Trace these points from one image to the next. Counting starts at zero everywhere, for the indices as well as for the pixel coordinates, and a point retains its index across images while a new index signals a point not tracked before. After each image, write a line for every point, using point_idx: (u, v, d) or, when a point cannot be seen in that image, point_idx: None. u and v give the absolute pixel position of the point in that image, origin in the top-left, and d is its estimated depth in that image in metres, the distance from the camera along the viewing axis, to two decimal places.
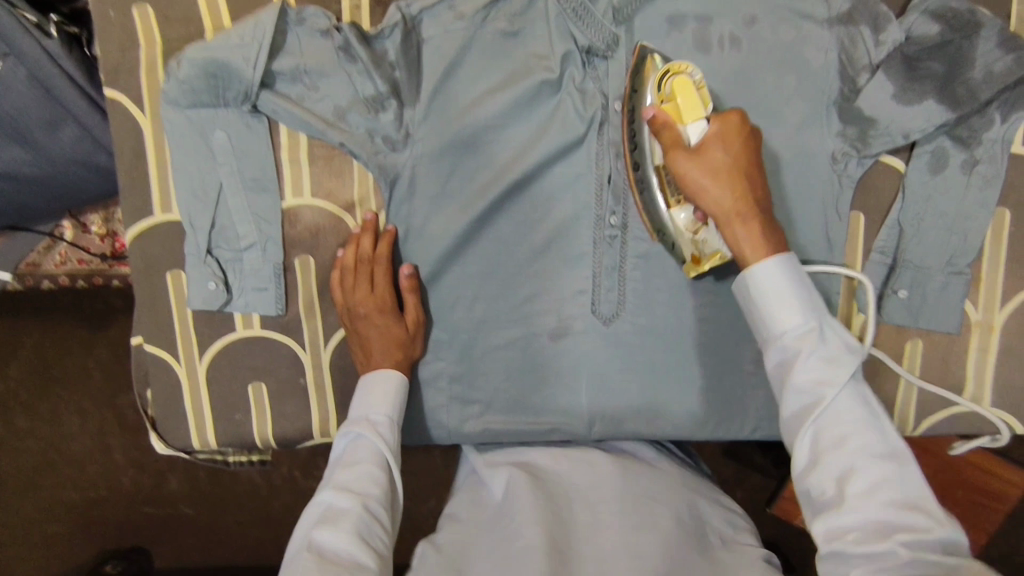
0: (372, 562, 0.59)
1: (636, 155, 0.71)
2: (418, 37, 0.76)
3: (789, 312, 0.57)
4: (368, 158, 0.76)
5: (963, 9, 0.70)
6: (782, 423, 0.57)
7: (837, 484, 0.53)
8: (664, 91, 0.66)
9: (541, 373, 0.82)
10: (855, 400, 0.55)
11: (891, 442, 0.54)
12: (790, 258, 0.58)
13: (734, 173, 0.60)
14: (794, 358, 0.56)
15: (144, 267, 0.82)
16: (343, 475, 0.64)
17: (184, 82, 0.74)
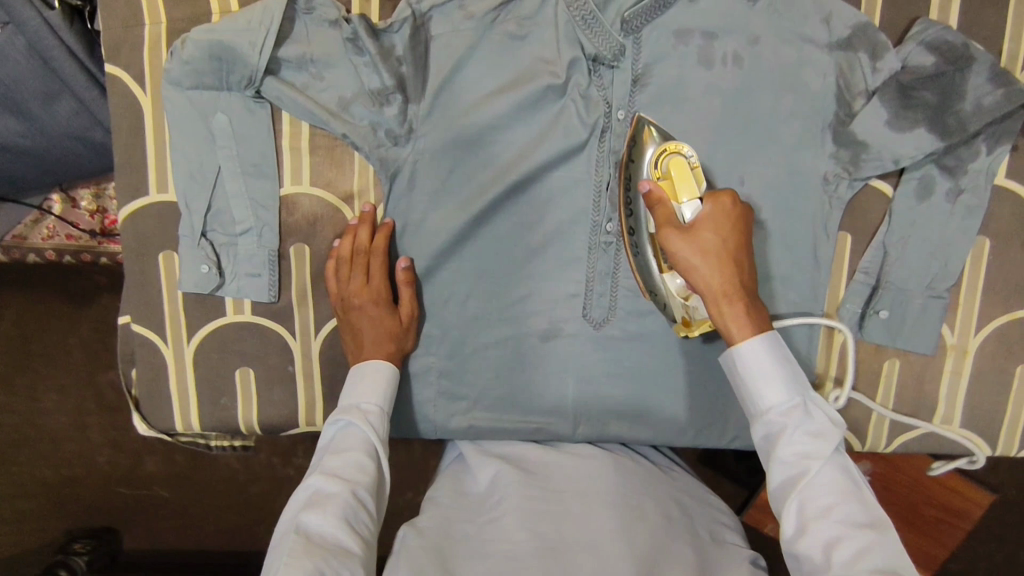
0: (357, 546, 0.60)
1: (631, 223, 0.73)
2: (426, 33, 0.76)
3: (775, 389, 0.59)
4: (370, 151, 0.77)
5: (958, 42, 0.72)
6: (771, 495, 0.59)
7: (823, 551, 0.54)
8: (661, 168, 0.69)
9: (529, 372, 0.83)
10: (839, 473, 0.57)
11: (873, 511, 0.55)
12: (775, 337, 0.61)
13: (724, 256, 0.63)
14: (781, 433, 0.58)
15: (136, 246, 0.82)
16: (333, 462, 0.65)
17: (189, 63, 0.74)
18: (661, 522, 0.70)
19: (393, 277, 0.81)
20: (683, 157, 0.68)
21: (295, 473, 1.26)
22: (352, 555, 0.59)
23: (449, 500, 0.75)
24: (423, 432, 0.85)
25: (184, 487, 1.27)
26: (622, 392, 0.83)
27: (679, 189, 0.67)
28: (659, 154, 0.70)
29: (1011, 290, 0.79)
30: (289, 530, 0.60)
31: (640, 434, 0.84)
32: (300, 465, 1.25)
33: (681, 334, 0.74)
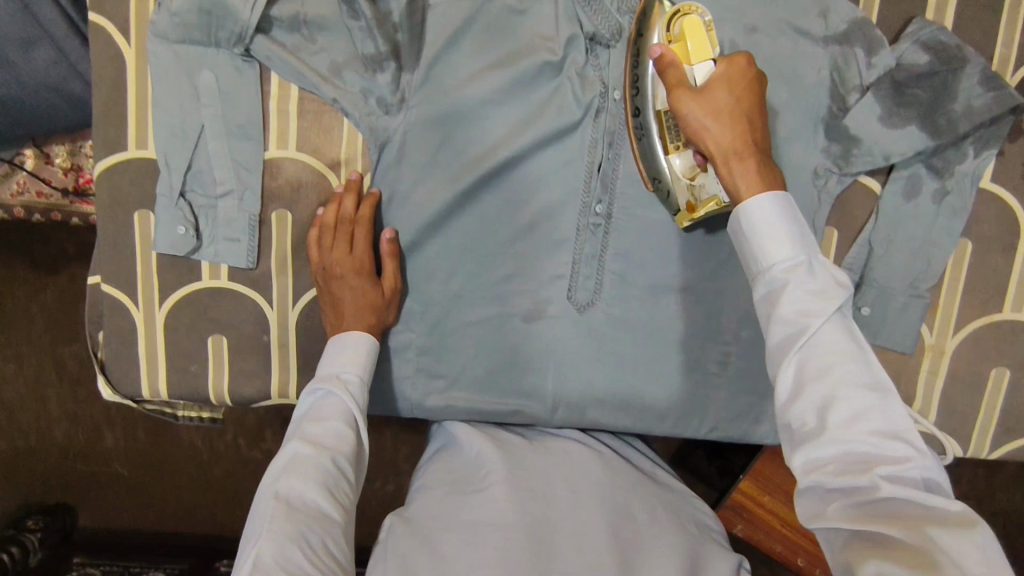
0: (337, 513, 0.60)
1: (637, 102, 0.70)
2: (424, 1, 0.74)
3: (778, 245, 0.54)
4: (359, 119, 0.75)
5: (952, 44, 0.73)
6: (767, 355, 0.54)
7: (818, 416, 0.50)
8: (673, 32, 0.66)
9: (510, 353, 0.82)
10: (841, 334, 0.51)
11: (878, 374, 0.50)
12: (785, 196, 0.56)
13: (735, 114, 0.60)
14: (782, 289, 0.53)
15: (110, 202, 0.79)
16: (313, 428, 0.65)
17: (177, 15, 0.72)
18: (648, 522, 0.70)
19: (377, 248, 0.79)
20: (696, 18, 0.65)
21: (262, 456, 1.22)
22: (333, 524, 0.59)
23: (433, 482, 0.75)
24: (399, 408, 0.83)
25: (147, 464, 1.23)
26: (603, 377, 0.82)
27: (690, 49, 0.64)
28: (670, 21, 0.67)
29: (990, 293, 0.80)
30: (267, 496, 0.59)
31: (619, 421, 0.83)
32: (269, 448, 1.22)
33: (685, 223, 0.72)
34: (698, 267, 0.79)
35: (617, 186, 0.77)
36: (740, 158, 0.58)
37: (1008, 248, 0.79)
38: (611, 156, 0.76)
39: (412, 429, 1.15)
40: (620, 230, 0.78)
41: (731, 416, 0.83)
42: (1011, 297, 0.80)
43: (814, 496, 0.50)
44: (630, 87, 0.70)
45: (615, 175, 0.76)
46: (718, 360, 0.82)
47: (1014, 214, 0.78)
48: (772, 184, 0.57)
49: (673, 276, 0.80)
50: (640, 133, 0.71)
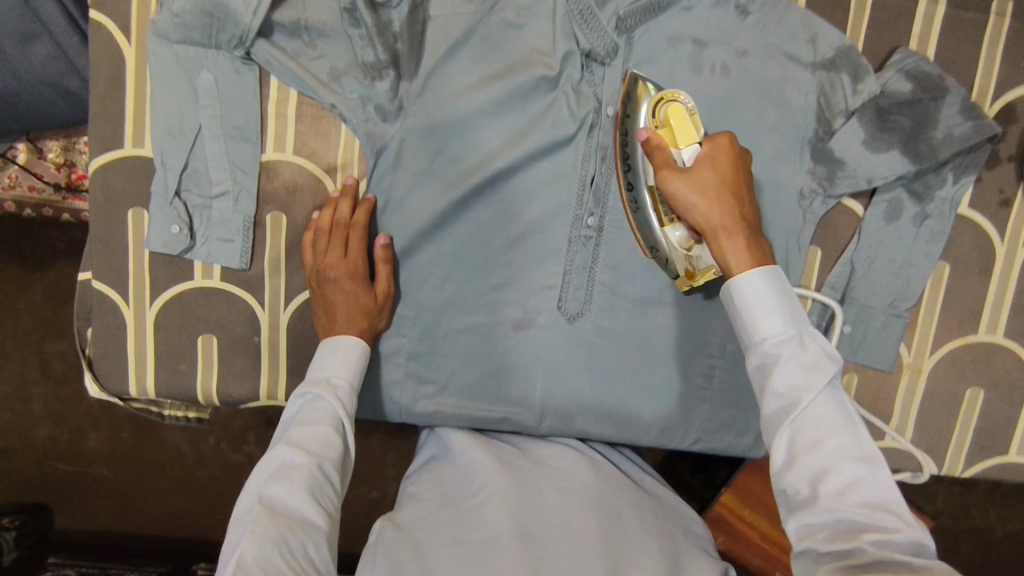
0: (322, 519, 0.60)
1: (630, 177, 0.73)
2: (424, 12, 0.75)
3: (769, 320, 0.56)
4: (357, 124, 0.76)
5: (934, 73, 0.75)
6: (763, 425, 0.56)
7: (810, 486, 0.52)
8: (659, 116, 0.70)
9: (499, 361, 0.83)
10: (832, 407, 0.54)
11: (868, 446, 0.53)
12: (776, 271, 0.58)
13: (722, 192, 0.61)
14: (773, 364, 0.55)
15: (103, 200, 0.79)
16: (299, 433, 0.65)
17: (178, 16, 0.72)
18: (636, 528, 0.71)
19: (371, 254, 0.80)
20: (681, 106, 0.69)
21: (245, 460, 1.22)
22: (315, 528, 0.59)
23: (422, 490, 0.76)
24: (387, 412, 0.84)
25: (128, 465, 1.22)
26: (590, 388, 0.83)
27: (676, 136, 0.67)
28: (655, 105, 0.70)
29: (966, 315, 0.82)
30: (251, 501, 0.59)
31: (604, 430, 0.84)
32: (251, 452, 1.22)
33: (685, 286, 0.75)
34: (686, 281, 0.81)
35: (608, 200, 0.78)
36: (729, 236, 0.60)
37: (983, 271, 0.81)
38: (604, 170, 0.77)
39: (398, 434, 1.15)
40: (610, 243, 0.79)
41: (715, 428, 0.85)
42: (986, 319, 0.82)
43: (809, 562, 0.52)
44: (623, 165, 0.74)
45: (608, 189, 0.78)
46: (703, 373, 0.83)
47: (990, 239, 0.81)
48: (761, 262, 0.59)
49: (661, 290, 0.81)
50: (637, 207, 0.74)
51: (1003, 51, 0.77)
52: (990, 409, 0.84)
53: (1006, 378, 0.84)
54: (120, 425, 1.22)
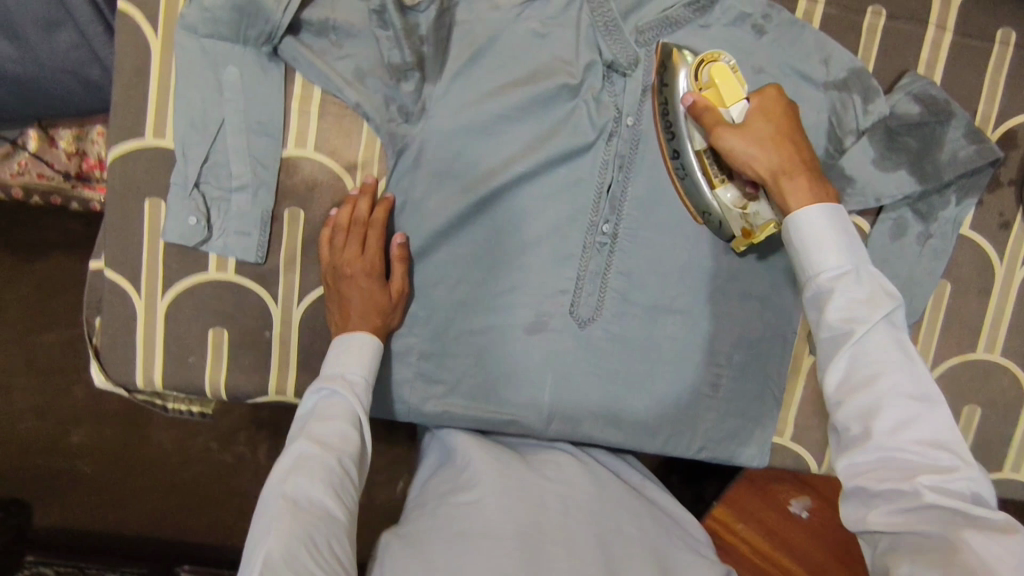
0: (342, 512, 0.60)
1: (673, 145, 0.75)
2: (451, 17, 0.77)
3: (828, 254, 0.58)
4: (380, 124, 0.77)
5: (941, 98, 0.78)
6: (817, 359, 0.59)
7: (864, 420, 0.54)
8: (702, 79, 0.72)
9: (509, 364, 0.83)
10: (890, 342, 0.55)
11: (925, 385, 0.54)
12: (833, 207, 0.60)
13: (777, 139, 0.67)
14: (829, 296, 0.57)
15: (121, 189, 0.79)
16: (318, 428, 0.65)
17: (209, 10, 0.73)
18: (640, 536, 0.72)
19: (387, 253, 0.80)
20: (722, 64, 0.72)
21: (233, 461, 1.21)
22: (338, 522, 0.59)
23: (426, 497, 0.75)
24: (396, 411, 0.84)
25: (115, 463, 1.21)
26: (598, 393, 0.84)
27: (722, 92, 0.70)
28: (696, 69, 0.73)
29: (964, 332, 0.85)
30: (272, 496, 0.59)
31: (610, 436, 0.85)
32: (240, 453, 1.21)
33: (741, 247, 0.78)
34: (696, 291, 0.83)
35: (624, 208, 0.80)
36: (791, 177, 0.64)
37: (982, 290, 0.84)
38: (621, 178, 0.79)
39: (390, 437, 1.17)
40: (623, 251, 0.81)
41: (719, 436, 0.86)
42: (985, 338, 0.85)
43: (859, 499, 0.55)
44: (664, 132, 0.76)
45: (623, 197, 0.80)
46: (709, 382, 0.85)
47: (990, 259, 0.83)
48: (824, 198, 0.62)
49: (672, 298, 0.83)
50: (684, 174, 0.76)
51: (1006, 79, 0.80)
52: (985, 426, 0.87)
53: (1002, 395, 0.86)
54: (105, 422, 1.21)
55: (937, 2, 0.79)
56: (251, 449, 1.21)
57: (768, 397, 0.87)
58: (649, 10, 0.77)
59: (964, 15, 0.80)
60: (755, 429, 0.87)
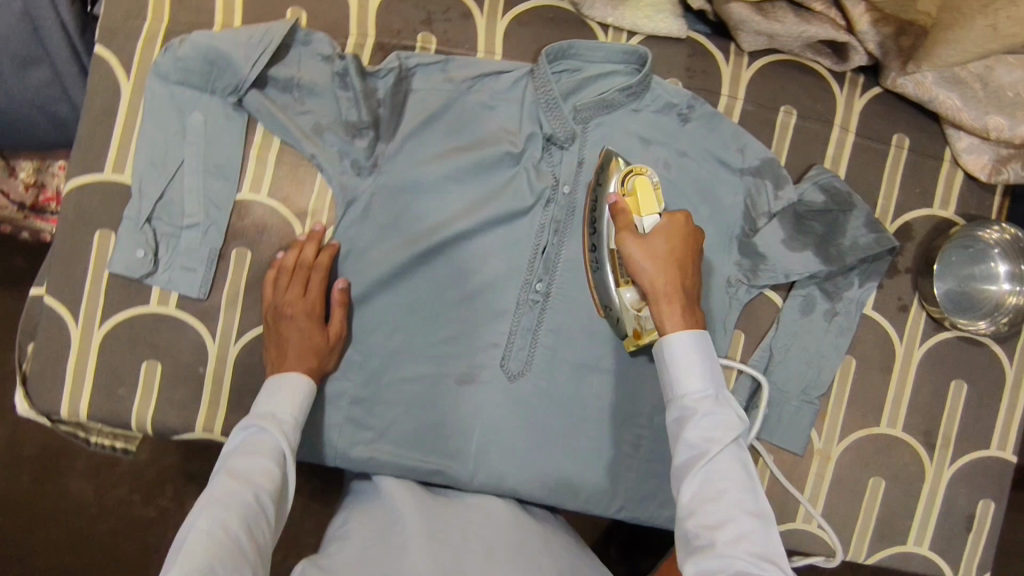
0: (250, 548, 0.60)
1: (593, 240, 0.82)
2: (408, 86, 0.84)
3: (695, 378, 0.67)
4: (333, 176, 0.82)
5: (844, 189, 0.87)
6: (675, 469, 0.67)
7: (710, 532, 0.62)
8: (626, 186, 0.79)
9: (439, 413, 0.86)
10: (734, 464, 0.65)
11: (760, 505, 0.64)
12: (703, 336, 0.69)
13: (669, 261, 0.72)
14: (691, 417, 0.66)
15: (74, 219, 0.82)
16: (240, 463, 0.65)
17: (181, 60, 0.78)
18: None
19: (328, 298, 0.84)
20: (646, 177, 0.78)
21: (156, 515, 1.17)
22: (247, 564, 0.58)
23: (348, 531, 0.76)
24: (323, 454, 0.85)
25: (27, 509, 1.15)
26: (522, 447, 0.87)
27: (640, 205, 0.76)
28: (624, 177, 0.80)
29: (868, 407, 0.91)
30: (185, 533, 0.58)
31: (533, 490, 0.87)
32: (165, 506, 1.17)
33: (631, 346, 0.83)
34: (621, 353, 0.88)
35: (557, 269, 0.86)
36: (664, 303, 0.70)
37: (884, 368, 0.91)
38: (555, 242, 0.85)
39: (320, 495, 1.15)
40: (554, 310, 0.86)
41: (639, 497, 0.89)
42: (887, 413, 0.91)
43: None
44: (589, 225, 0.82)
45: (557, 259, 0.86)
46: (631, 442, 0.89)
47: (890, 339, 0.91)
48: (692, 326, 0.70)
49: (598, 358, 0.88)
50: (596, 266, 0.83)
51: (900, 179, 0.90)
52: (889, 498, 0.91)
53: (904, 469, 0.91)
54: (16, 467, 1.16)
55: (841, 107, 0.89)
56: (178, 503, 1.17)
57: None
58: (587, 94, 0.85)
59: (864, 120, 0.90)
60: (673, 491, 0.90)
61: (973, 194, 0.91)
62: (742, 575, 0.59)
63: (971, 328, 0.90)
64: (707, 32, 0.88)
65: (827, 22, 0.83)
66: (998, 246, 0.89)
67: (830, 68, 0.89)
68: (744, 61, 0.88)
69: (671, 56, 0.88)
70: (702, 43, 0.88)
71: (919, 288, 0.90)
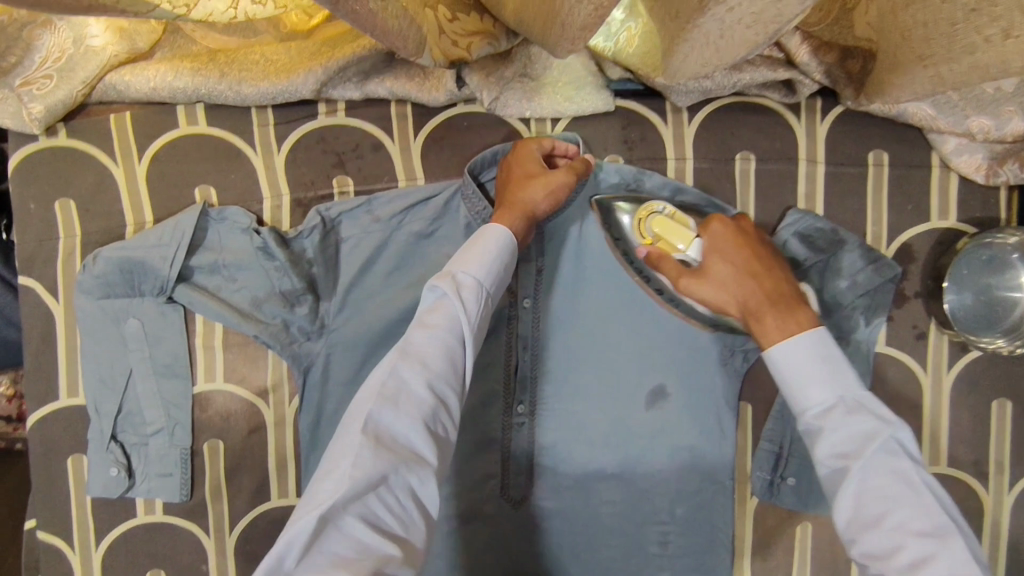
0: (430, 453, 0.55)
1: (655, 287, 0.78)
2: (336, 236, 0.79)
3: (812, 390, 0.61)
4: (281, 349, 0.76)
5: (826, 229, 0.79)
6: (827, 496, 0.60)
7: (880, 563, 0.54)
8: (647, 233, 0.73)
9: (449, 556, 0.82)
10: (886, 477, 0.56)
11: (935, 520, 0.54)
12: (808, 337, 0.63)
13: (741, 275, 0.69)
14: (819, 434, 0.60)
15: (44, 451, 0.81)
16: (417, 337, 0.58)
17: (101, 277, 0.76)
18: None
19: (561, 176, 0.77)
20: (659, 214, 0.73)
21: None
22: (425, 470, 0.55)
23: None
24: None
25: None
26: (542, 569, 0.83)
27: (671, 241, 0.71)
28: (637, 222, 0.74)
29: None
30: (363, 403, 0.55)
31: None
32: None
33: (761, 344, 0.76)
34: (623, 452, 0.82)
35: (536, 384, 0.81)
36: (758, 318, 0.66)
37: (914, 404, 0.83)
38: (528, 357, 0.79)
39: None
40: (543, 427, 0.82)
41: None
42: (928, 451, 0.83)
43: None
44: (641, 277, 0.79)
45: (535, 374, 0.81)
46: (657, 540, 0.83)
47: (914, 372, 0.83)
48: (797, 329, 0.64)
49: (602, 463, 0.82)
50: (676, 303, 0.78)
51: (887, 198, 0.82)
52: None
53: (961, 507, 0.82)
54: None
55: (803, 139, 0.81)
56: None
57: (718, 547, 0.84)
58: None
59: (831, 146, 0.81)
60: None
61: (973, 194, 0.82)
62: None
63: (986, 345, 0.79)
64: (642, 89, 0.81)
65: (762, 63, 0.76)
66: (1017, 249, 0.79)
67: (781, 100, 0.80)
68: (685, 118, 0.81)
69: (605, 131, 0.81)
70: (633, 109, 0.81)
71: (932, 312, 0.82)
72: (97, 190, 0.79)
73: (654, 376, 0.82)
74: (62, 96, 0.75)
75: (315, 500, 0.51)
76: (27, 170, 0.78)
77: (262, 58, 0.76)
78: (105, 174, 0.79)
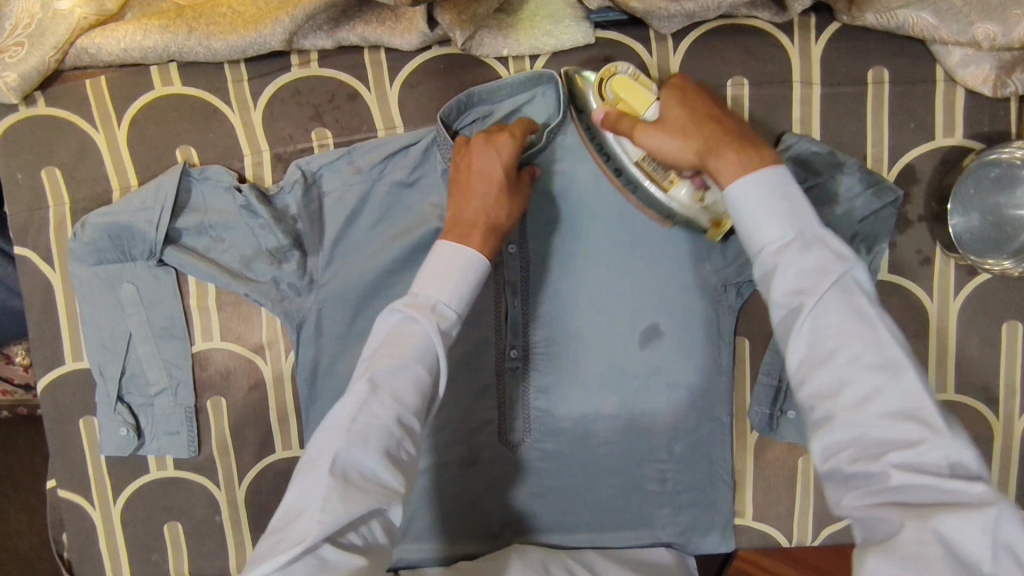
0: (398, 484, 0.54)
1: (614, 166, 0.76)
2: (318, 190, 0.78)
3: (765, 229, 0.56)
4: (273, 306, 0.77)
5: (824, 155, 0.75)
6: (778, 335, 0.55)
7: (828, 401, 0.50)
8: (608, 96, 0.72)
9: (452, 500, 0.84)
10: (840, 310, 0.51)
11: (888, 351, 0.50)
12: (765, 173, 0.58)
13: (695, 121, 0.66)
14: (774, 273, 0.54)
15: (55, 415, 0.83)
16: (386, 367, 0.56)
17: (91, 243, 0.77)
18: None
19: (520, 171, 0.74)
20: (621, 76, 0.72)
21: None
22: (394, 499, 0.53)
23: None
24: None
25: None
26: (544, 509, 0.84)
27: (634, 104, 0.71)
28: (598, 88, 0.73)
29: None
30: (331, 440, 0.53)
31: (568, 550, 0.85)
32: None
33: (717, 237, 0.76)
34: (619, 393, 0.82)
35: (527, 327, 0.81)
36: (715, 153, 0.62)
37: (922, 332, 0.80)
38: (519, 302, 0.79)
39: None
40: (537, 372, 0.82)
41: (683, 530, 0.84)
42: (936, 378, 0.80)
43: (837, 485, 0.50)
44: (599, 155, 0.76)
45: (526, 318, 0.81)
46: (657, 478, 0.83)
47: (920, 300, 0.79)
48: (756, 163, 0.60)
49: (598, 404, 0.82)
50: (633, 186, 0.76)
51: (888, 119, 0.77)
52: None
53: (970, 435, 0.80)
54: None
55: (797, 60, 0.77)
56: None
57: (718, 482, 0.84)
58: None
59: (827, 65, 0.77)
60: (714, 517, 0.84)
61: (982, 109, 0.77)
62: (874, 445, 0.48)
63: (994, 267, 0.76)
64: (625, 19, 0.78)
65: None
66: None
67: (772, 20, 0.77)
68: (670, 46, 0.77)
69: (586, 66, 0.78)
70: (616, 40, 0.78)
71: (939, 237, 0.78)
72: (80, 157, 0.79)
73: (646, 316, 0.81)
74: (35, 63, 0.75)
75: (286, 540, 0.49)
76: (10, 140, 0.79)
77: (228, 12, 0.76)
78: (88, 141, 0.79)
